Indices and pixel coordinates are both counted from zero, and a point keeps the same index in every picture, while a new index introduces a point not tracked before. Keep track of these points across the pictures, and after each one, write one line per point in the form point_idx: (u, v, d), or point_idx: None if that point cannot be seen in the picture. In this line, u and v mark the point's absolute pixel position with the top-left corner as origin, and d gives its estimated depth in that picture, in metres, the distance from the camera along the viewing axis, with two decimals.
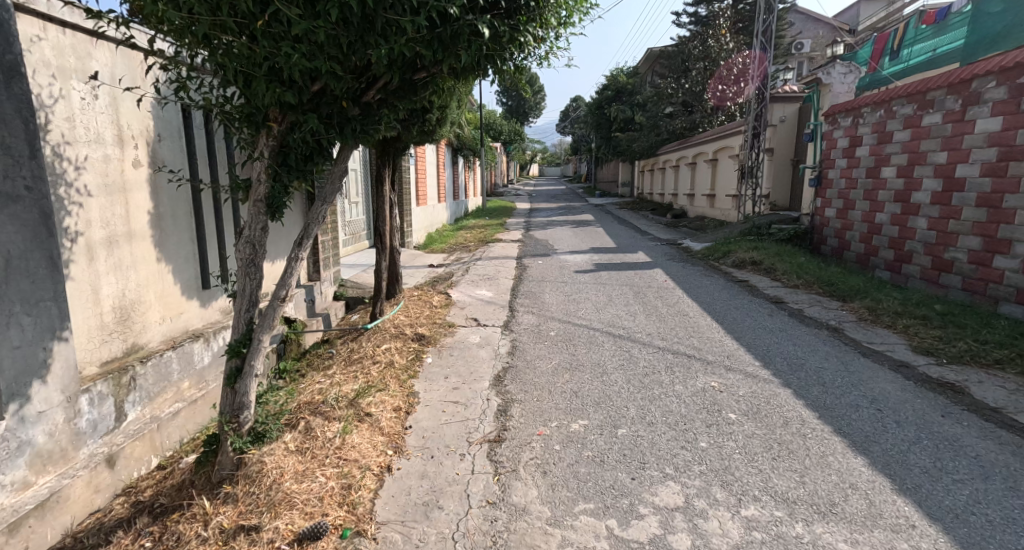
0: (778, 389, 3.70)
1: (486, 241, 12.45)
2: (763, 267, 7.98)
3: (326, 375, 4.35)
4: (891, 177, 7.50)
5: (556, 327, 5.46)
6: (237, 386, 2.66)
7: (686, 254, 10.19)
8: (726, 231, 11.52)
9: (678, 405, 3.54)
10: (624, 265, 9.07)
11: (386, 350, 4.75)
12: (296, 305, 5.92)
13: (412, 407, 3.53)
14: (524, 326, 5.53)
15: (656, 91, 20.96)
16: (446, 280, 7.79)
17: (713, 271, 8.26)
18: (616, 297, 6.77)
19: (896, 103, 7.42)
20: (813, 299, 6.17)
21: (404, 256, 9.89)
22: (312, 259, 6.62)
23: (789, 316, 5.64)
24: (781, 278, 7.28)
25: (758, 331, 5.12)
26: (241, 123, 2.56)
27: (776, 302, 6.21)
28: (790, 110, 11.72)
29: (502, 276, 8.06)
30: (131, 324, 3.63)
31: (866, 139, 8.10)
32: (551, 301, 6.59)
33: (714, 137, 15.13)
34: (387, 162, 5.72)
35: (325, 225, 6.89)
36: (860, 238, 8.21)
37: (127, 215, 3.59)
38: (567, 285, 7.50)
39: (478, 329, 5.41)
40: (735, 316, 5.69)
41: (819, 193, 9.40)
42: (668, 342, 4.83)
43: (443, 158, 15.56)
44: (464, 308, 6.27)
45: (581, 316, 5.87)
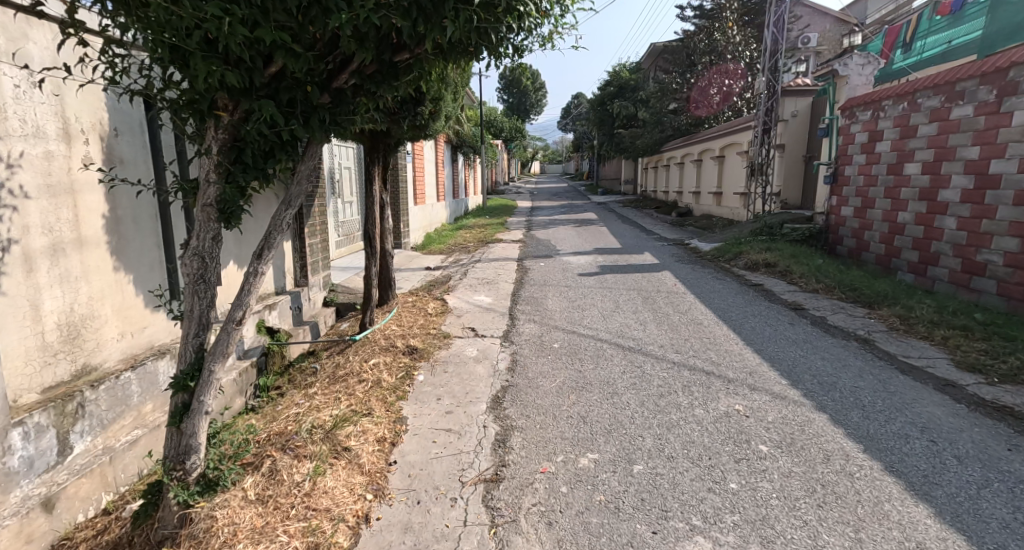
0: (812, 414, 3.27)
1: (486, 242, 12.02)
2: (778, 270, 7.54)
3: (306, 396, 3.95)
4: (915, 173, 7.07)
5: (560, 338, 5.04)
6: (183, 426, 2.27)
7: (695, 255, 9.75)
8: (736, 231, 11.08)
9: (700, 434, 3.12)
10: (630, 266, 8.64)
11: (373, 366, 4.34)
12: (280, 313, 5.53)
13: (399, 437, 3.12)
14: (526, 337, 5.11)
15: (660, 87, 20.50)
16: (443, 285, 7.38)
17: (724, 274, 7.83)
18: (623, 303, 6.35)
19: (922, 95, 6.98)
20: (835, 305, 5.74)
21: (399, 259, 9.47)
22: (299, 262, 6.20)
23: (813, 324, 5.20)
24: (798, 282, 6.85)
25: (781, 342, 4.69)
26: (184, 111, 2.16)
27: (797, 309, 5.77)
28: (802, 105, 11.26)
29: (502, 280, 7.63)
30: (82, 342, 3.21)
31: (888, 133, 7.66)
32: (555, 308, 6.17)
33: (721, 133, 14.68)
34: (377, 160, 5.27)
35: (313, 226, 6.46)
36: (881, 238, 7.78)
37: (75, 219, 3.17)
38: (571, 290, 7.07)
39: (475, 341, 4.99)
40: (753, 325, 5.26)
41: (834, 191, 8.98)
42: (684, 356, 4.41)
43: (442, 157, 15.16)
44: (462, 317, 5.85)
45: (587, 325, 5.45)
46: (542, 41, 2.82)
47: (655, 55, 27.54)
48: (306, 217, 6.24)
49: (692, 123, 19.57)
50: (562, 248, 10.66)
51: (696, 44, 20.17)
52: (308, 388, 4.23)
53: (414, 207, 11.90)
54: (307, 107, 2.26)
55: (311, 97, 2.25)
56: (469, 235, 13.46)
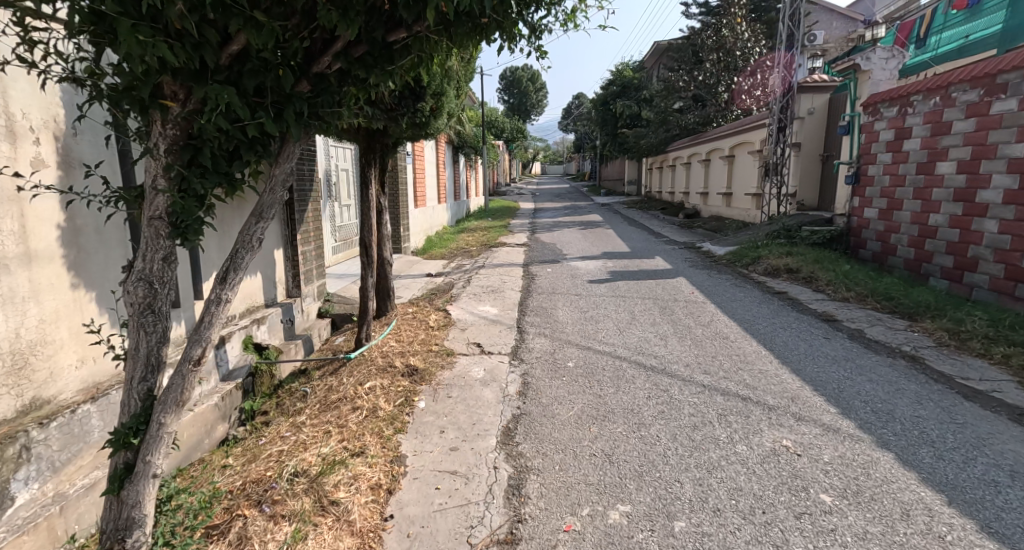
0: (874, 453, 2.84)
1: (490, 246, 11.59)
2: (802, 277, 7.11)
3: (294, 426, 3.54)
4: (949, 172, 6.66)
5: (575, 356, 4.60)
6: (124, 493, 1.90)
7: (709, 259, 9.33)
8: (750, 233, 10.65)
9: (747, 477, 2.69)
10: (642, 272, 8.22)
11: (369, 390, 3.92)
12: (270, 327, 5.12)
13: (396, 482, 2.70)
14: (537, 354, 4.68)
15: (666, 85, 20.02)
16: (445, 294, 6.94)
17: (744, 281, 7.40)
18: (639, 313, 5.93)
19: (957, 89, 6.57)
20: (870, 316, 5.32)
21: (400, 265, 9.06)
22: (291, 271, 5.77)
23: (851, 339, 4.76)
24: (826, 291, 6.41)
25: (820, 360, 4.25)
26: (123, 101, 1.72)
27: (830, 322, 5.33)
28: (819, 102, 10.83)
29: (508, 288, 7.20)
30: (31, 372, 2.78)
31: (917, 130, 7.24)
32: (566, 319, 5.73)
33: (731, 132, 14.26)
34: (372, 162, 4.80)
35: (307, 233, 6.02)
36: (909, 242, 7.37)
37: (22, 230, 2.74)
38: (582, 298, 6.64)
39: (482, 359, 4.56)
40: (786, 339, 4.83)
41: (856, 192, 8.56)
42: (715, 379, 3.97)
43: (443, 157, 14.76)
44: (466, 330, 5.42)
45: (603, 339, 5.02)
46: (564, 17, 2.48)
47: (659, 53, 26.98)
48: (299, 223, 5.80)
49: (698, 121, 19.10)
50: (569, 253, 10.23)
51: (705, 40, 19.33)
52: (297, 415, 3.81)
53: (414, 210, 11.50)
54: (280, 96, 1.80)
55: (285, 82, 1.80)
56: (472, 238, 13.04)
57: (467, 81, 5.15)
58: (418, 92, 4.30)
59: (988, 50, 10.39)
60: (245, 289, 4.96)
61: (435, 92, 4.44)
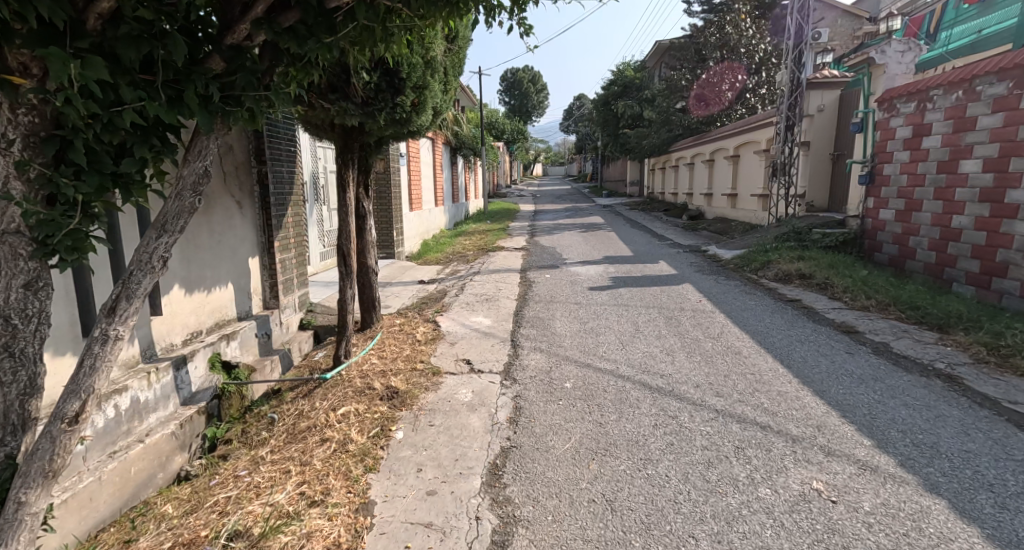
0: (925, 501, 2.42)
1: (488, 250, 11.16)
2: (816, 283, 6.69)
3: (252, 461, 3.13)
4: (974, 170, 6.32)
5: (573, 376, 4.17)
6: None
7: (715, 263, 8.90)
8: (758, 235, 10.23)
9: (776, 534, 2.28)
10: (646, 278, 7.79)
11: (342, 418, 3.50)
12: (242, 342, 4.72)
13: (359, 539, 2.33)
14: (532, 373, 4.25)
15: (669, 84, 19.56)
16: (436, 303, 6.52)
17: (754, 287, 6.96)
18: (643, 324, 5.51)
19: (981, 81, 6.22)
20: (895, 328, 4.91)
21: (390, 272, 8.65)
22: (268, 281, 5.37)
23: (877, 355, 4.33)
24: (843, 299, 5.99)
25: (845, 380, 3.83)
26: None
27: (850, 335, 4.90)
28: (829, 98, 10.41)
29: (503, 297, 6.78)
30: None
31: (938, 126, 6.90)
32: (565, 332, 5.31)
33: (736, 131, 13.84)
34: (352, 164, 4.36)
35: (286, 239, 5.61)
36: (930, 245, 7.02)
37: None
38: (582, 308, 6.21)
39: (471, 378, 4.15)
40: (804, 355, 4.40)
41: (871, 192, 8.21)
42: (729, 403, 3.54)
43: (441, 159, 14.37)
44: (455, 344, 4.99)
45: (604, 355, 4.59)
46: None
47: (661, 52, 26.60)
48: (277, 229, 5.38)
49: (702, 121, 18.65)
50: (569, 257, 9.80)
51: (707, 38, 19.01)
52: (261, 446, 3.40)
53: (409, 213, 11.10)
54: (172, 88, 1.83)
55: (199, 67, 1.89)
56: (469, 242, 12.61)
57: (454, 74, 4.75)
58: (398, 85, 3.91)
59: (1003, 45, 9.78)
60: (214, 302, 4.53)
61: (415, 85, 4.02)
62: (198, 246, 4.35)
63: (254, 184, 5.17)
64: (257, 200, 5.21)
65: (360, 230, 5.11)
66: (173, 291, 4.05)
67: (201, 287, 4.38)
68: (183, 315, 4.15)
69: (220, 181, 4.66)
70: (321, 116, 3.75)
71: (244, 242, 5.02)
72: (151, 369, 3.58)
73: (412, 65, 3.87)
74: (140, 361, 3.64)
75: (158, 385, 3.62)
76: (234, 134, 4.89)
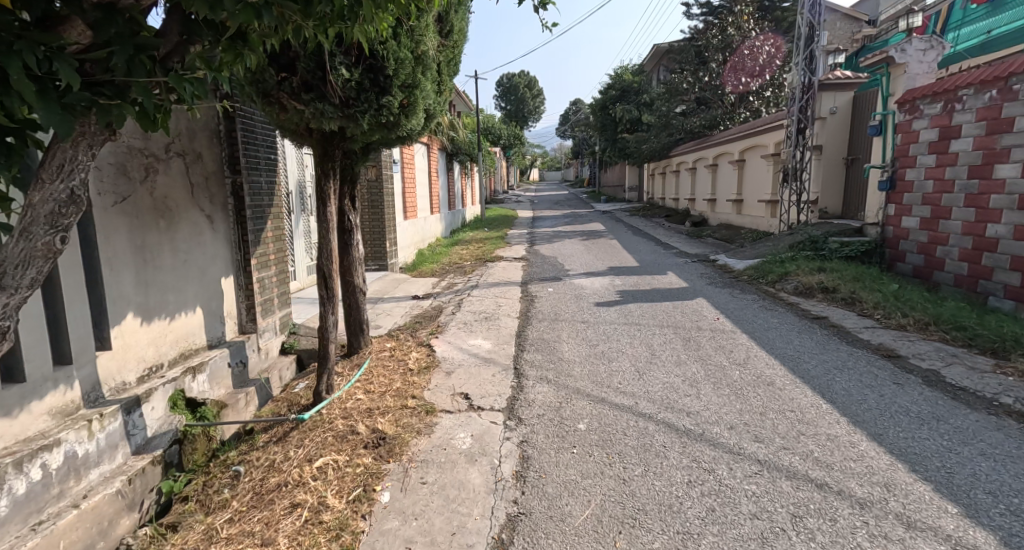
0: None
1: (486, 260, 10.64)
2: (840, 298, 6.22)
3: (206, 539, 2.61)
4: (1012, 175, 5.84)
5: (587, 415, 3.64)
6: None
7: (727, 275, 8.40)
8: (770, 244, 9.75)
9: None
10: (656, 292, 7.28)
11: (319, 473, 2.98)
12: (211, 374, 4.18)
13: None
14: (539, 411, 3.73)
15: (669, 87, 19.10)
16: (431, 323, 5.99)
17: (774, 303, 6.46)
18: (659, 347, 5.00)
19: (1019, 79, 5.75)
20: (945, 354, 4.40)
21: (382, 286, 8.12)
22: (244, 303, 4.82)
23: (931, 387, 3.82)
24: (875, 317, 5.51)
25: (901, 420, 3.32)
26: None
27: (893, 360, 4.39)
28: (842, 100, 9.96)
29: (504, 315, 6.25)
30: None
31: (969, 128, 6.43)
32: (574, 357, 4.77)
33: (742, 135, 13.37)
34: (333, 173, 3.83)
35: (265, 256, 5.08)
36: (960, 254, 6.54)
37: None
38: (590, 328, 5.68)
39: (469, 418, 3.63)
40: (846, 386, 3.89)
41: (893, 199, 7.76)
42: (774, 452, 3.02)
43: (437, 165, 13.83)
44: (451, 374, 4.45)
45: (620, 388, 4.06)
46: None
47: (660, 55, 26.18)
48: (254, 245, 4.85)
49: (705, 124, 18.18)
50: (572, 268, 9.28)
51: (710, 39, 18.42)
52: (220, 510, 2.87)
53: (403, 222, 10.56)
54: (27, 76, 1.66)
55: (59, 51, 1.71)
56: (466, 251, 12.09)
57: (447, 74, 4.25)
58: (384, 83, 3.37)
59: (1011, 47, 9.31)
60: (179, 329, 3.97)
61: (404, 84, 3.47)
62: (159, 266, 3.80)
63: (228, 196, 4.62)
64: (231, 213, 4.67)
65: (345, 246, 4.61)
66: (126, 320, 3.48)
67: (162, 313, 3.81)
68: (139, 347, 3.59)
69: (187, 192, 4.12)
70: (295, 120, 3.25)
71: (216, 260, 4.48)
72: (95, 415, 3.05)
73: (400, 60, 3.33)
74: (83, 407, 3.09)
75: (103, 434, 3.07)
76: (204, 141, 4.35)
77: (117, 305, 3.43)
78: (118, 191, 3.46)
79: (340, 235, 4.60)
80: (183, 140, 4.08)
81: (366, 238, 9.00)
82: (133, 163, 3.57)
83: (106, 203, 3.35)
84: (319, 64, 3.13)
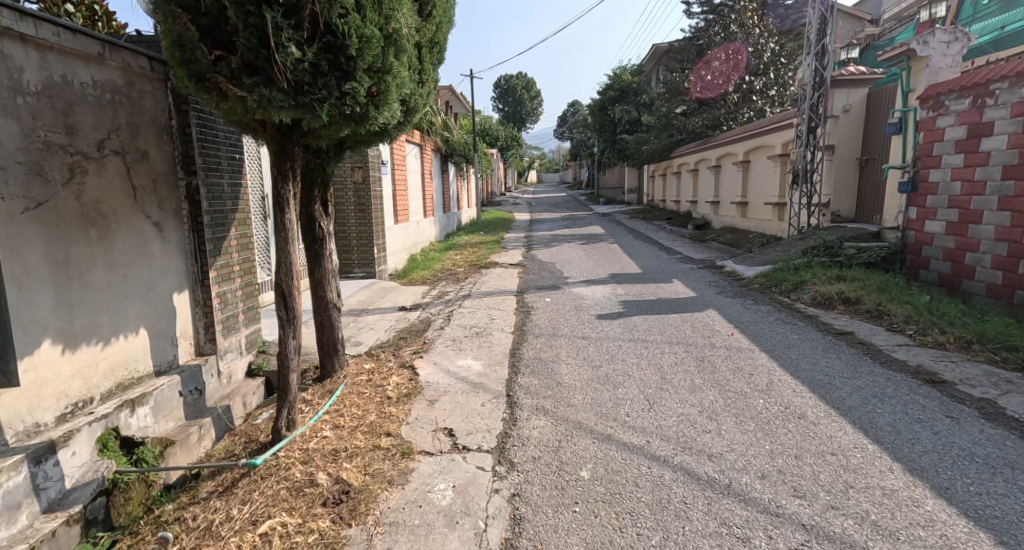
0: None
1: (481, 267, 10.08)
2: (865, 310, 5.69)
3: None
4: None
5: (590, 458, 3.09)
6: None
7: (738, 283, 7.85)
8: (781, 249, 9.20)
9: None
10: (662, 303, 6.73)
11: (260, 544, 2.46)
12: (157, 406, 3.58)
13: None
14: (534, 451, 3.20)
15: (670, 87, 18.58)
16: (417, 339, 5.43)
17: (793, 315, 5.92)
18: (669, 368, 4.47)
19: None
20: (999, 382, 3.86)
21: (368, 296, 7.55)
22: (202, 320, 4.19)
23: (992, 422, 3.29)
24: (908, 333, 4.99)
25: (970, 469, 2.78)
26: None
27: (939, 387, 3.86)
28: (856, 97, 9.42)
29: (496, 330, 5.69)
30: None
31: (1002, 125, 5.92)
32: (574, 382, 4.22)
33: (747, 135, 12.82)
34: (294, 174, 3.27)
35: (229, 266, 4.42)
36: (992, 262, 6.02)
37: None
38: (592, 345, 5.13)
39: (452, 463, 3.09)
40: (892, 421, 3.33)
41: (914, 201, 7.22)
42: (821, 513, 2.50)
43: (430, 166, 13.26)
44: (435, 404, 3.88)
45: (628, 422, 3.51)
46: None
47: (659, 55, 25.69)
48: (214, 255, 4.19)
49: (707, 124, 17.85)
50: (571, 275, 8.75)
51: (712, 37, 17.94)
52: None
53: (394, 226, 10.00)
54: None
55: None
56: (460, 256, 11.53)
57: (428, 61, 3.73)
58: (347, 67, 2.82)
59: None
60: (114, 356, 3.38)
61: (373, 68, 2.92)
62: (90, 283, 3.24)
63: (181, 200, 3.97)
64: (185, 219, 4.01)
65: (316, 257, 4.06)
66: (41, 349, 2.94)
67: (92, 338, 3.23)
68: (60, 382, 3.03)
69: (128, 197, 3.52)
70: (239, 112, 2.76)
71: (166, 274, 3.84)
72: None
73: (365, 38, 2.79)
74: None
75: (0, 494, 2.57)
76: (151, 137, 3.72)
77: (28, 330, 2.88)
78: (30, 195, 2.92)
79: (310, 246, 4.04)
80: (123, 136, 3.48)
81: (351, 244, 8.41)
82: (51, 162, 3.03)
83: (12, 210, 2.82)
84: (262, 40, 2.59)
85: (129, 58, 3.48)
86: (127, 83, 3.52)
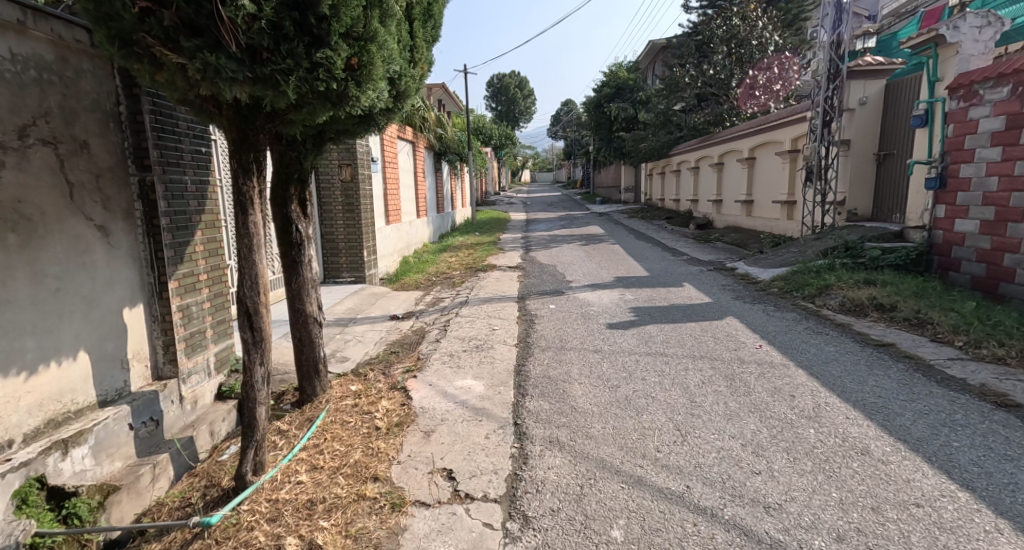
0: None
1: (477, 270, 9.53)
2: (904, 318, 5.17)
3: None
4: None
5: (622, 511, 2.55)
6: None
7: (755, 287, 7.31)
8: (797, 249, 8.69)
9: None
10: (677, 309, 6.20)
11: None
12: (99, 444, 2.99)
13: None
14: (551, 499, 2.65)
15: (669, 81, 18.15)
16: (409, 355, 4.85)
17: (824, 324, 5.38)
18: (696, 389, 3.92)
19: None
20: None
21: (357, 303, 6.95)
22: (160, 339, 3.56)
23: None
24: (958, 345, 4.47)
25: None
26: None
27: (1014, 412, 3.34)
28: (873, 89, 8.92)
29: (498, 343, 5.13)
30: None
31: None
32: (590, 407, 3.66)
33: (752, 130, 12.28)
34: (257, 166, 2.69)
35: (195, 274, 3.77)
36: None
37: None
38: (606, 360, 4.57)
39: (453, 518, 2.54)
40: (976, 459, 2.81)
41: (942, 199, 6.72)
42: None
43: (423, 164, 12.63)
44: (431, 437, 3.31)
45: (660, 460, 2.96)
46: None
47: (657, 51, 25.11)
48: (175, 262, 3.57)
49: (709, 120, 17.36)
50: (574, 279, 8.21)
51: (714, 30, 17.28)
52: None
53: (385, 228, 9.41)
54: None
55: None
56: (455, 258, 11.09)
57: (419, 34, 3.16)
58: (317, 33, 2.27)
59: None
60: (43, 388, 2.83)
61: (350, 34, 2.35)
62: (9, 300, 2.70)
63: (133, 200, 3.37)
64: (138, 221, 3.41)
65: (292, 265, 3.47)
66: None
67: (10, 367, 2.70)
68: None
69: (62, 195, 2.94)
70: (182, 86, 2.22)
71: (114, 287, 3.25)
72: None
73: None
74: None
75: None
76: (93, 124, 3.14)
77: None
78: None
79: (285, 252, 3.45)
80: (53, 122, 2.92)
81: (338, 246, 7.81)
82: None
83: None
84: None
85: (59, 29, 2.90)
86: (58, 60, 2.95)
